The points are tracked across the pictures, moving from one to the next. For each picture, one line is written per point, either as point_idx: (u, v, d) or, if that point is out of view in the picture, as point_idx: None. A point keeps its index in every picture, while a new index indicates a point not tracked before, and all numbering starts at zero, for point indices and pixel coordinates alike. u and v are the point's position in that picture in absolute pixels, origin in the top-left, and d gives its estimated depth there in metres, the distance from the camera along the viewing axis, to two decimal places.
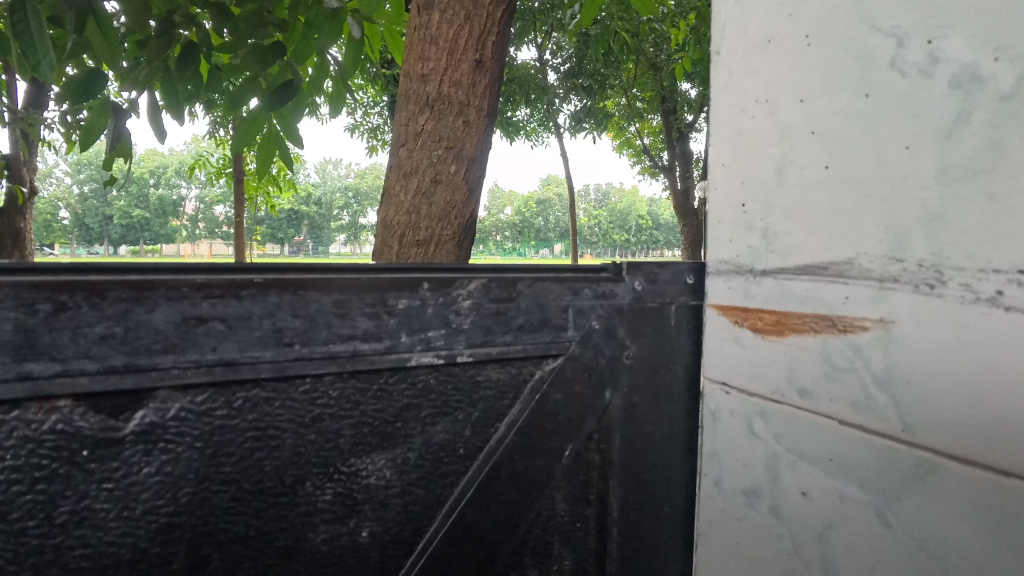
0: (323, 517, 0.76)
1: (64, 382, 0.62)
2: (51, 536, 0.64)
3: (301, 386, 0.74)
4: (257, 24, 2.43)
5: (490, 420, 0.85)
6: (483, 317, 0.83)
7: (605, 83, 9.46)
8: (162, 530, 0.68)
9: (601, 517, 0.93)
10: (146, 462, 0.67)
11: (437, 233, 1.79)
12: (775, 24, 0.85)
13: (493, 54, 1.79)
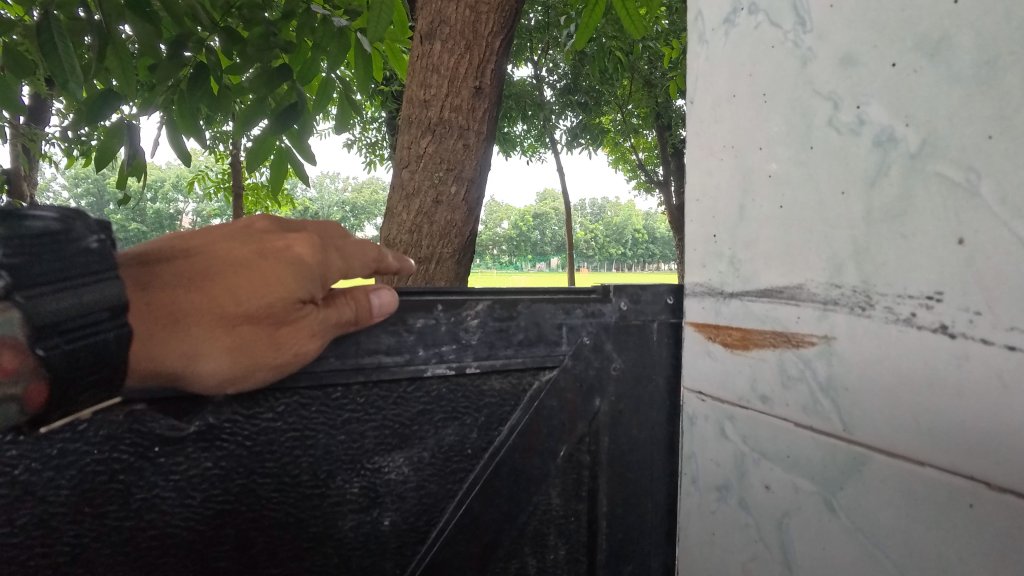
0: (349, 506, 0.87)
1: (144, 389, 0.75)
2: (128, 519, 0.76)
3: (333, 394, 0.85)
4: (263, 47, 2.58)
5: (497, 422, 0.96)
6: (491, 334, 0.94)
7: (601, 100, 9.61)
8: (213, 517, 0.80)
9: (591, 511, 1.03)
10: (205, 458, 0.79)
11: (437, 251, 1.88)
12: (738, 81, 0.93)
13: (492, 81, 1.87)
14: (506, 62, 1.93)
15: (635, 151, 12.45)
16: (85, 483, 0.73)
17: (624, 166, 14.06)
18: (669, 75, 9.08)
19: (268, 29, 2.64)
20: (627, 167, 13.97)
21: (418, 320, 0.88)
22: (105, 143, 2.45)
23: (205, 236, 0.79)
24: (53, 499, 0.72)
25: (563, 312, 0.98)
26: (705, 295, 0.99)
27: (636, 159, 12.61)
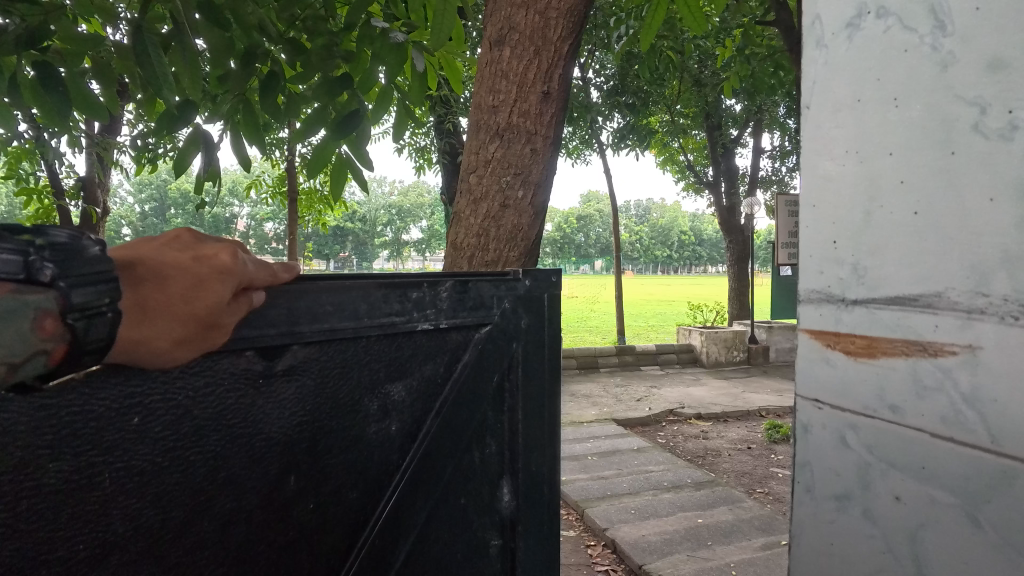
0: (371, 418, 1.17)
1: (253, 340, 0.98)
2: (250, 428, 1.00)
3: (360, 342, 1.14)
4: (325, 56, 2.73)
5: (457, 361, 1.31)
6: (455, 302, 1.28)
7: (649, 100, 9.49)
8: (296, 428, 1.06)
9: (513, 420, 1.42)
10: (286, 386, 1.04)
11: (504, 254, 1.90)
12: (863, 91, 1.82)
13: (560, 85, 1.89)
14: (574, 67, 1.94)
15: (683, 151, 12.32)
16: (221, 405, 0.96)
17: (672, 168, 13.90)
18: (718, 72, 8.98)
19: (332, 40, 2.78)
20: (676, 168, 13.81)
21: (403, 293, 1.20)
22: (183, 153, 2.61)
23: (133, 245, 0.79)
24: (200, 416, 0.94)
25: (488, 286, 1.33)
26: (826, 305, 1.94)
27: (684, 159, 12.48)
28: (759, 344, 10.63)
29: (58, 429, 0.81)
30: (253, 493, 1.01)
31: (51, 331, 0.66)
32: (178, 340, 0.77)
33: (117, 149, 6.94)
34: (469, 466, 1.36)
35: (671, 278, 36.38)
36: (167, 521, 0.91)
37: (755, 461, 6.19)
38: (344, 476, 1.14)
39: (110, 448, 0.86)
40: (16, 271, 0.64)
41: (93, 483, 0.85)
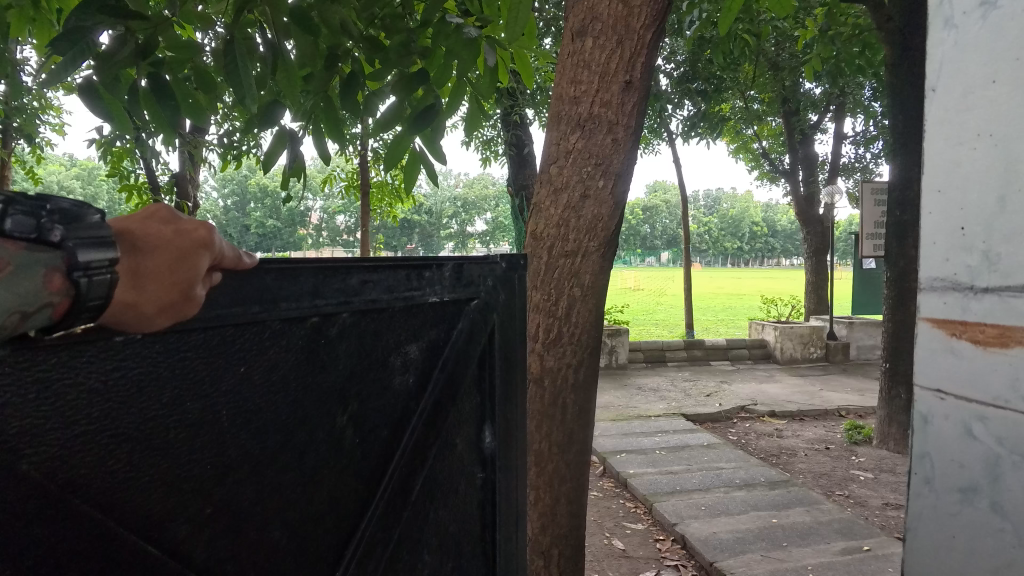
0: (399, 373, 1.33)
1: (313, 309, 1.12)
2: (311, 379, 1.14)
3: (388, 310, 1.28)
4: (402, 53, 2.81)
5: (460, 326, 1.45)
6: (458, 272, 1.42)
7: (722, 86, 9.16)
8: (346, 380, 1.21)
9: (502, 381, 1.56)
10: (338, 344, 1.19)
11: (583, 245, 1.92)
12: (996, 74, 1.96)
13: (642, 74, 1.88)
14: (657, 55, 1.93)
15: (757, 138, 11.85)
16: (297, 360, 1.12)
17: (746, 156, 13.39)
18: (797, 54, 8.56)
19: (409, 36, 2.86)
20: (750, 156, 13.29)
21: (423, 267, 1.33)
22: (271, 152, 2.76)
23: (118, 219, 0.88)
24: (280, 367, 1.10)
25: (483, 260, 1.45)
26: (951, 292, 2.10)
27: (758, 146, 12.00)
28: (839, 341, 10.10)
29: (193, 373, 0.99)
30: (317, 433, 1.17)
31: (58, 287, 0.77)
32: (162, 307, 0.87)
33: (207, 147, 7.44)
34: (466, 417, 1.51)
35: (742, 271, 35.08)
36: (265, 447, 1.09)
37: (834, 462, 5.92)
38: (375, 422, 1.29)
39: (223, 387, 1.03)
40: (31, 231, 0.76)
41: (213, 419, 1.01)
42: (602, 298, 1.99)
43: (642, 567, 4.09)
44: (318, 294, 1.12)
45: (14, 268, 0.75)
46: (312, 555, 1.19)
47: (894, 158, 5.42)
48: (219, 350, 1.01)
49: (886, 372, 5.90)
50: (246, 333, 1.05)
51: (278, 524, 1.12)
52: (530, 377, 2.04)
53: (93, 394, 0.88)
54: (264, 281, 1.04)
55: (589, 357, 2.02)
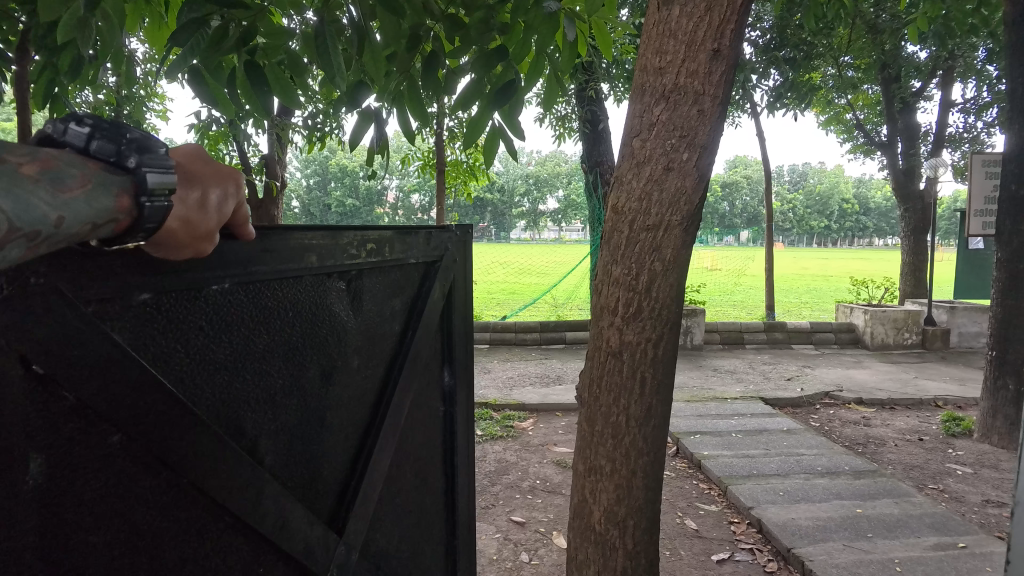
0: (387, 319, 1.79)
1: (336, 267, 1.54)
2: (339, 322, 1.58)
3: (382, 269, 1.75)
4: (482, 30, 2.84)
5: (425, 283, 1.95)
6: (426, 244, 1.93)
7: (813, 53, 8.59)
8: (357, 324, 1.66)
9: (458, 326, 2.14)
10: (350, 295, 1.63)
11: (666, 219, 1.90)
12: None
13: (731, 42, 1.82)
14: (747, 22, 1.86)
15: (851, 108, 11.08)
16: (325, 308, 1.53)
17: (837, 127, 12.57)
18: (899, 15, 7.91)
19: (489, 13, 2.88)
20: (841, 128, 12.46)
21: (403, 238, 1.80)
22: (359, 130, 2.88)
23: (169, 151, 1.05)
24: (315, 313, 1.50)
25: (436, 232, 1.98)
26: None
27: (851, 118, 11.23)
28: (937, 327, 9.39)
29: (256, 319, 1.34)
30: (340, 368, 1.59)
31: (125, 207, 0.92)
32: (197, 235, 1.04)
33: (293, 129, 7.82)
34: (436, 354, 2.06)
35: (830, 250, 33.14)
36: (306, 376, 1.48)
37: (928, 455, 5.57)
38: (379, 358, 1.76)
39: (277, 331, 1.40)
40: (110, 156, 0.94)
41: (269, 353, 1.38)
42: (684, 273, 1.98)
43: (716, 548, 4.04)
44: (337, 257, 1.53)
45: (94, 180, 0.90)
46: (338, 457, 1.61)
47: (1013, 126, 4.93)
48: (267, 297, 1.36)
49: (992, 361, 5.47)
50: (289, 286, 1.41)
51: (315, 435, 1.52)
52: (609, 351, 2.07)
53: (196, 331, 1.21)
54: (303, 243, 1.41)
55: (668, 333, 2.02)
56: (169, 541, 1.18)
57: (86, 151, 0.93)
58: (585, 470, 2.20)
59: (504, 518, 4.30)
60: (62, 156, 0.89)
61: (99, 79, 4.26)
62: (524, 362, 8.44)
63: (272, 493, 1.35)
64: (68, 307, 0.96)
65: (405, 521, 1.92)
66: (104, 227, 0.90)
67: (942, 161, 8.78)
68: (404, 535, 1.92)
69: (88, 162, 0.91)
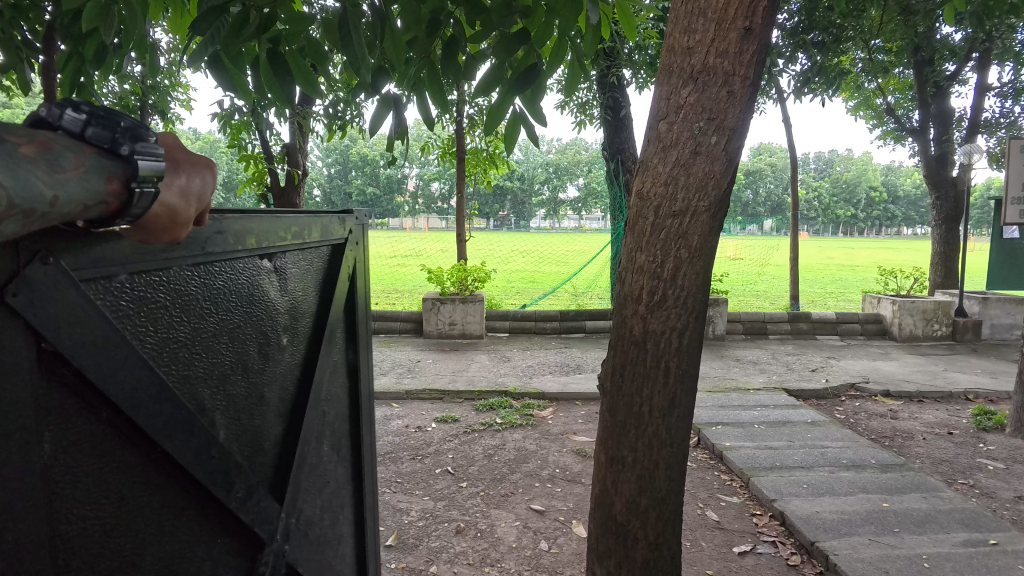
0: (305, 297, 1.85)
1: (270, 248, 1.60)
2: (273, 301, 1.64)
3: (304, 251, 1.83)
4: (505, 14, 2.76)
5: (332, 264, 2.04)
6: (333, 230, 2.03)
7: (842, 35, 8.30)
8: (286, 304, 1.72)
9: (355, 307, 2.25)
10: (280, 275, 1.69)
11: (693, 204, 1.85)
12: None
13: (763, 20, 1.76)
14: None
15: (881, 93, 10.74)
16: (262, 286, 1.58)
17: (866, 113, 12.22)
18: None
19: None
20: (871, 113, 12.11)
21: (317, 221, 1.88)
22: (377, 118, 2.85)
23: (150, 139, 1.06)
24: (256, 293, 1.55)
25: (339, 219, 2.09)
26: None
27: (880, 103, 10.90)
28: (968, 319, 9.14)
29: (209, 297, 1.36)
30: (275, 346, 1.64)
31: (115, 190, 0.93)
32: (177, 219, 1.05)
33: (313, 117, 7.82)
34: (343, 333, 2.15)
35: (858, 240, 32.41)
36: (249, 352, 1.52)
37: (957, 449, 5.43)
38: (304, 337, 1.83)
39: (227, 309, 1.43)
40: (106, 143, 0.94)
41: (221, 330, 1.40)
42: (709, 261, 1.93)
43: (738, 540, 3.99)
44: (271, 238, 1.59)
45: (88, 164, 0.90)
46: (276, 432, 1.65)
47: None
48: (216, 275, 1.38)
49: None
50: (233, 265, 1.45)
51: (257, 411, 1.55)
52: (632, 339, 2.02)
53: (161, 308, 1.22)
54: (244, 223, 1.46)
55: (694, 322, 1.98)
56: (147, 515, 1.18)
57: (81, 137, 0.92)
58: (606, 461, 2.17)
59: (523, 506, 4.30)
60: (58, 140, 0.89)
61: (125, 69, 4.31)
62: (543, 350, 8.43)
63: (233, 466, 1.38)
64: (57, 283, 0.96)
65: (324, 493, 1.95)
66: (94, 209, 0.91)
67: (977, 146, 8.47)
68: (326, 506, 1.95)
69: (83, 147, 0.91)
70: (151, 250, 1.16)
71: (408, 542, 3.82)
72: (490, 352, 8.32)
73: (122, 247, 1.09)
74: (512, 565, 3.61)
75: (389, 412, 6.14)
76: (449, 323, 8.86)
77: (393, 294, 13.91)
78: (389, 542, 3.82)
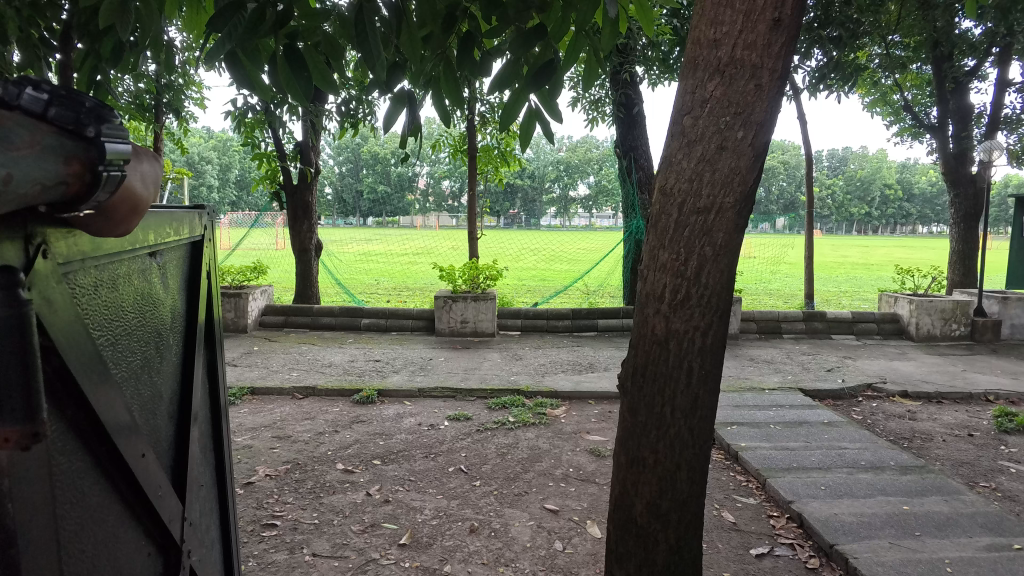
0: (178, 294, 1.82)
1: (158, 245, 1.63)
2: (162, 299, 1.68)
3: (179, 246, 1.84)
4: (521, 8, 2.72)
5: (193, 260, 1.98)
6: (198, 224, 2.02)
7: (859, 30, 8.17)
8: (170, 301, 1.74)
9: (215, 305, 2.23)
10: (164, 271, 1.71)
11: (719, 200, 1.81)
12: None
13: (793, 10, 1.72)
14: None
15: (898, 89, 10.59)
16: (153, 284, 1.61)
17: (882, 109, 12.04)
18: None
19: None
20: (887, 110, 11.94)
21: (185, 217, 1.87)
22: (391, 113, 2.81)
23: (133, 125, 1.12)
24: (151, 292, 1.59)
25: (204, 215, 2.08)
26: None
27: (898, 99, 10.73)
28: (987, 318, 8.99)
29: (121, 296, 1.41)
30: (166, 345, 1.69)
31: (75, 172, 0.95)
32: (135, 207, 1.11)
33: (325, 115, 7.85)
34: (209, 332, 2.15)
35: (874, 239, 31.98)
36: (148, 350, 1.56)
37: (978, 451, 5.34)
38: (184, 335, 1.85)
39: (132, 308, 1.48)
40: (69, 122, 0.94)
41: (130, 327, 1.46)
42: (734, 258, 1.90)
43: (755, 542, 3.94)
44: (158, 234, 1.62)
45: (44, 144, 0.91)
46: (169, 430, 1.69)
47: None
48: (126, 273, 1.44)
49: None
50: (132, 262, 1.48)
51: (157, 409, 1.60)
52: (655, 339, 1.97)
53: (95, 309, 1.29)
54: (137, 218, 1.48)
55: (717, 320, 1.94)
56: (96, 509, 1.25)
57: (43, 116, 0.92)
58: (627, 461, 2.12)
59: (537, 505, 4.28)
60: (12, 118, 0.88)
61: (144, 68, 4.34)
62: (555, 348, 8.39)
63: (154, 463, 1.46)
64: (49, 274, 1.06)
65: (201, 499, 1.94)
66: (52, 189, 0.92)
67: (996, 142, 8.33)
68: (203, 509, 1.94)
69: (41, 126, 0.91)
70: (100, 249, 1.26)
71: (422, 541, 3.81)
72: (502, 350, 8.31)
73: (81, 242, 1.19)
74: (526, 565, 3.58)
75: (401, 409, 6.14)
76: (461, 321, 8.84)
77: (405, 291, 13.96)
78: (403, 541, 3.80)
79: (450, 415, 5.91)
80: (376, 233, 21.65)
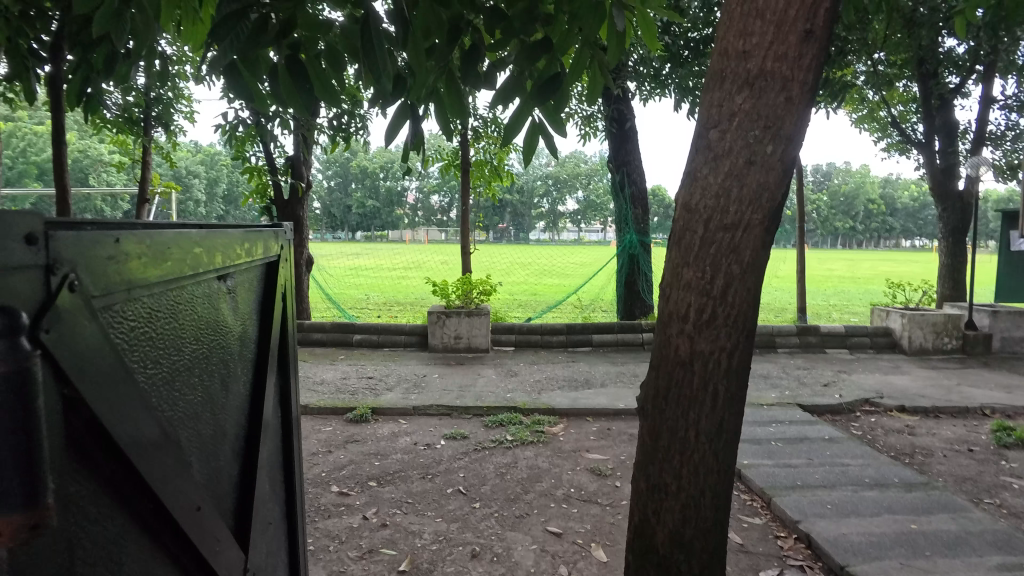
0: (247, 320, 1.78)
1: (228, 264, 1.59)
2: (228, 323, 1.63)
3: (253, 262, 1.82)
4: (526, 20, 2.67)
5: (267, 282, 1.95)
6: (269, 243, 1.98)
7: (847, 47, 8.25)
8: (237, 325, 1.69)
9: (289, 325, 2.20)
10: (233, 292, 1.67)
11: (746, 217, 1.74)
12: None
13: (825, 23, 1.68)
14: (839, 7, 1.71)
15: (885, 105, 10.70)
16: (219, 310, 1.56)
17: (870, 125, 12.15)
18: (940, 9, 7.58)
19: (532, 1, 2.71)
20: (874, 125, 12.06)
21: (259, 236, 1.85)
22: (394, 125, 2.74)
23: None
24: (216, 318, 1.54)
25: (276, 234, 2.05)
26: None
27: (884, 114, 10.84)
28: (979, 332, 9.02)
29: (181, 327, 1.36)
30: (230, 376, 1.62)
31: None
32: None
33: (317, 129, 7.76)
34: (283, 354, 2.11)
35: (860, 253, 32.26)
36: (211, 384, 1.50)
37: (980, 466, 5.30)
38: (252, 361, 1.80)
39: (195, 338, 1.42)
40: None
41: (190, 359, 1.40)
42: (760, 277, 1.82)
43: (764, 564, 3.84)
44: (225, 258, 1.57)
45: None
46: (232, 467, 1.63)
47: None
48: (187, 302, 1.39)
49: None
50: (199, 288, 1.44)
51: (219, 447, 1.54)
52: (678, 361, 1.90)
53: (150, 345, 1.23)
54: (204, 244, 1.44)
55: (744, 341, 1.87)
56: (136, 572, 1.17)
57: None
58: (646, 489, 2.04)
59: (540, 528, 4.15)
60: None
61: (132, 81, 4.25)
62: (550, 364, 8.29)
63: (206, 514, 1.38)
64: (78, 310, 0.97)
65: (269, 536, 1.87)
66: None
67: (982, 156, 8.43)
68: (270, 548, 1.87)
69: None
70: (155, 277, 1.21)
71: (422, 567, 3.67)
72: (496, 366, 8.19)
73: (126, 272, 1.12)
74: None
75: (395, 428, 5.99)
76: (455, 336, 8.72)
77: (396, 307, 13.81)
78: (402, 567, 3.66)
79: (445, 434, 5.77)
80: (366, 248, 21.47)
